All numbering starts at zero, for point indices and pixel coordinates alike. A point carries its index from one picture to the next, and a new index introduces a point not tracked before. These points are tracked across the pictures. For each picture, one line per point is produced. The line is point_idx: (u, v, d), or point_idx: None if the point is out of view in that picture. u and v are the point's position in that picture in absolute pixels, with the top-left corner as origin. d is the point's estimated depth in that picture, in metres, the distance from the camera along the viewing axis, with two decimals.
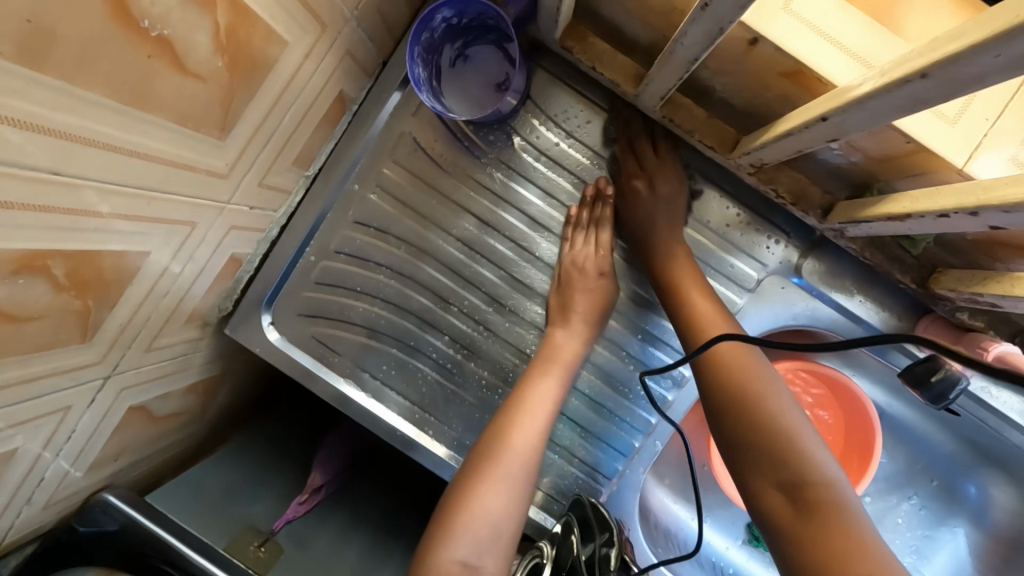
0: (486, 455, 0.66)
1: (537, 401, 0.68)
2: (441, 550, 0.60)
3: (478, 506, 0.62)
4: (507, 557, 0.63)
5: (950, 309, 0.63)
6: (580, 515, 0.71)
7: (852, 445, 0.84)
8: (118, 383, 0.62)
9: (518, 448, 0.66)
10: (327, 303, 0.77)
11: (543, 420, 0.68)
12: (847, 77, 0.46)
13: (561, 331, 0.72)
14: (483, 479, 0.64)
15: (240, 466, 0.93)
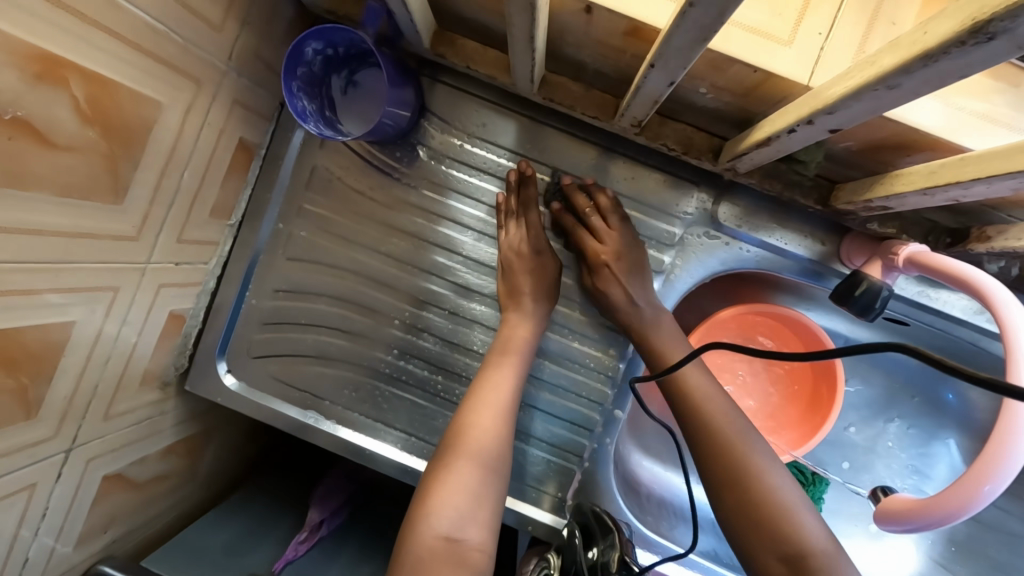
0: (458, 432, 0.66)
1: (495, 379, 0.69)
2: (423, 525, 0.60)
3: (453, 478, 0.63)
4: (490, 528, 0.62)
5: (861, 222, 0.64)
6: (584, 523, 0.70)
7: (821, 375, 0.83)
8: (84, 455, 0.65)
9: (486, 421, 0.66)
10: (278, 342, 0.79)
11: (507, 396, 0.69)
12: (662, 16, 0.48)
13: (515, 314, 0.72)
14: (457, 452, 0.64)
15: (238, 518, 0.95)
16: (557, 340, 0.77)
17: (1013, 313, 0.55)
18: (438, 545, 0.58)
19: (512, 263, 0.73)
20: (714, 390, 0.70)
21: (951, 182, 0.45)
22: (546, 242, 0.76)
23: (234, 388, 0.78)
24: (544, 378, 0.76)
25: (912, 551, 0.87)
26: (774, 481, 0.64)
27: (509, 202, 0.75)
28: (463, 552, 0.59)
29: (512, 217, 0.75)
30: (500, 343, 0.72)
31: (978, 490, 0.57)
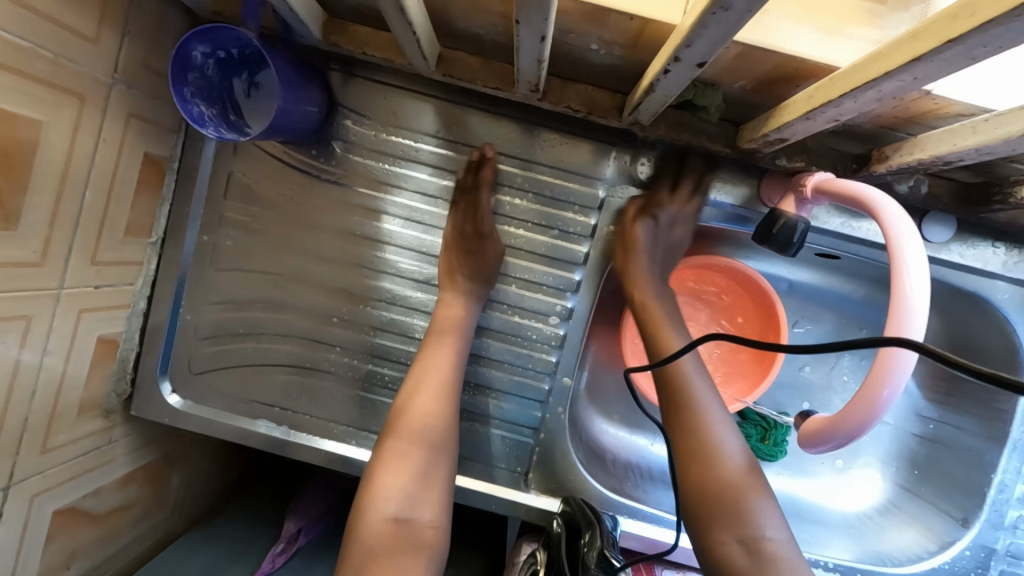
0: (398, 417, 0.66)
1: (435, 359, 0.69)
2: (369, 511, 0.61)
3: (397, 461, 0.63)
4: (442, 504, 0.64)
5: (771, 159, 0.65)
6: (568, 517, 0.71)
7: (766, 320, 0.83)
8: (26, 491, 0.64)
9: (427, 401, 0.67)
10: (221, 355, 0.79)
11: (446, 373, 0.69)
12: None
13: (450, 292, 0.72)
14: (400, 436, 0.64)
15: (212, 539, 0.94)
16: (498, 316, 0.76)
17: (901, 227, 0.50)
18: (387, 528, 0.60)
19: (470, 245, 0.73)
20: (701, 376, 0.69)
21: (825, 102, 0.45)
22: (489, 226, 0.73)
23: (180, 406, 0.77)
24: (490, 357, 0.76)
25: (877, 481, 0.89)
26: (744, 477, 0.64)
27: (467, 180, 0.73)
28: (415, 531, 0.61)
29: (464, 197, 0.73)
30: (436, 325, 0.71)
31: (877, 398, 0.51)
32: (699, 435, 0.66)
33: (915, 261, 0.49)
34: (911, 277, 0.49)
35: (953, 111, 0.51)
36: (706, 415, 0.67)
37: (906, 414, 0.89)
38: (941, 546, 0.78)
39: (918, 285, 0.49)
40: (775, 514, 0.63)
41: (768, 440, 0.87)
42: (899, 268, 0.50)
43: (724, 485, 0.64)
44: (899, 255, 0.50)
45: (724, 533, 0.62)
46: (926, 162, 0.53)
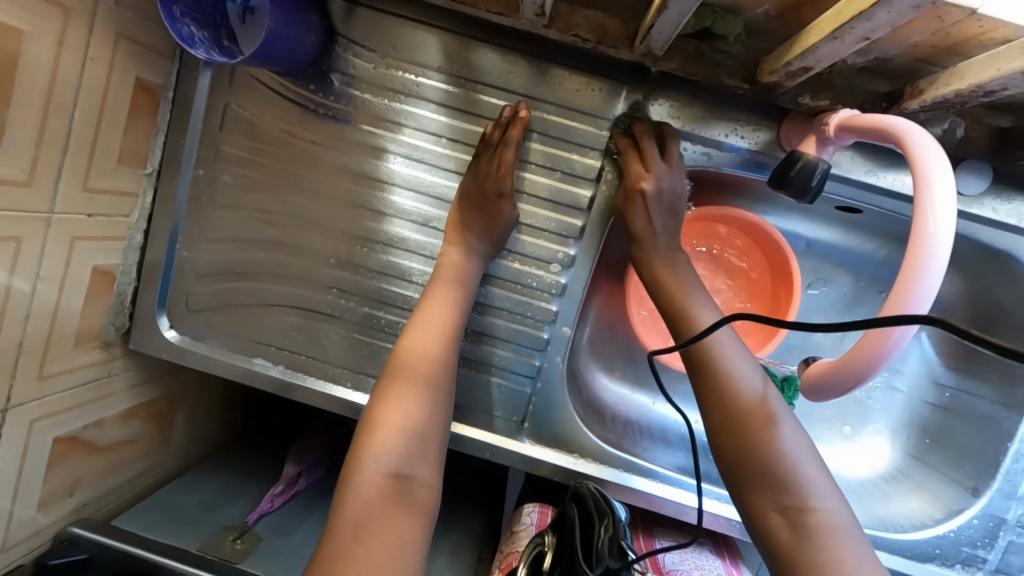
0: (392, 379, 0.65)
1: (432, 310, 0.68)
2: (364, 469, 0.59)
3: (393, 420, 0.62)
4: (437, 464, 0.63)
5: (792, 97, 0.61)
6: (580, 505, 0.70)
7: (778, 276, 0.79)
8: (26, 415, 0.65)
9: (422, 361, 0.65)
10: (217, 293, 0.78)
11: (439, 330, 0.67)
12: None
13: (452, 245, 0.70)
14: (398, 394, 0.63)
15: (214, 478, 0.95)
16: (496, 262, 0.73)
17: (930, 160, 0.46)
18: (385, 483, 0.59)
19: (490, 204, 0.69)
20: (737, 351, 0.63)
21: (855, 14, 0.41)
22: (510, 185, 0.69)
23: (177, 341, 0.77)
24: (488, 303, 0.74)
25: (886, 448, 0.86)
26: (790, 448, 0.58)
27: (494, 133, 0.70)
28: (412, 490, 0.60)
29: (490, 148, 0.70)
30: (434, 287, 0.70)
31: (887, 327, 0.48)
32: (741, 410, 0.60)
33: (942, 193, 0.45)
34: (935, 210, 0.45)
35: (1000, 36, 0.46)
36: (739, 381, 0.61)
37: (921, 379, 0.86)
38: (947, 514, 0.75)
39: (943, 227, 0.45)
40: (826, 483, 0.57)
41: None
42: (923, 200, 0.46)
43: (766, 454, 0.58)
44: (924, 187, 0.46)
45: (769, 506, 0.57)
46: (964, 94, 0.49)
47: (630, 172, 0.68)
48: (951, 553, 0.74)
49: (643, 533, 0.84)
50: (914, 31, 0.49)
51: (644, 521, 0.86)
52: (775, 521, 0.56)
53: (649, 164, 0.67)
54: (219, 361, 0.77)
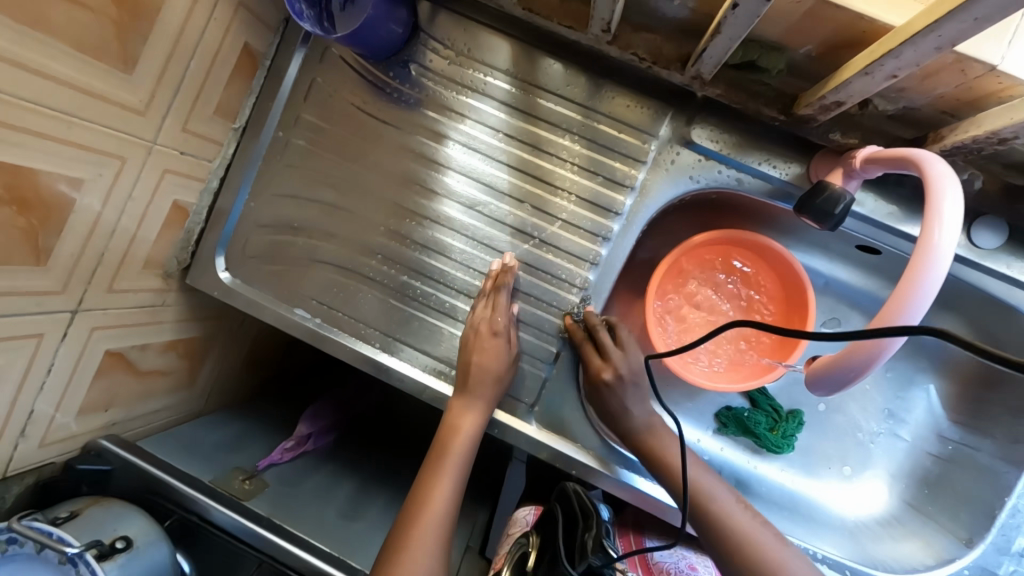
0: (420, 503, 0.71)
1: (462, 428, 0.75)
2: None
3: (421, 540, 0.67)
4: None
5: (823, 133, 0.67)
6: (565, 508, 0.77)
7: (794, 305, 0.84)
8: (91, 321, 0.71)
9: (447, 488, 0.72)
10: (272, 244, 0.85)
11: (465, 454, 0.74)
12: None
13: (459, 401, 0.76)
14: (417, 536, 0.67)
15: (231, 424, 1.00)
16: (530, 251, 0.79)
17: (945, 185, 0.51)
18: None
19: (489, 344, 0.75)
20: (672, 435, 0.76)
21: (883, 52, 0.47)
22: (504, 323, 0.75)
23: (229, 282, 0.84)
24: (518, 287, 0.79)
25: (883, 493, 0.88)
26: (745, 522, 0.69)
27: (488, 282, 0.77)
28: None
29: (487, 296, 0.77)
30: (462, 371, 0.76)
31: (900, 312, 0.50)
32: (697, 502, 0.71)
33: (951, 215, 0.50)
34: (945, 229, 0.50)
35: (1018, 93, 0.52)
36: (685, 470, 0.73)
37: (924, 429, 0.88)
38: (938, 561, 0.76)
39: (948, 242, 0.49)
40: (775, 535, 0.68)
41: (777, 431, 0.88)
42: (933, 219, 0.50)
43: (730, 528, 0.69)
44: (935, 208, 0.50)
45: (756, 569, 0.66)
46: (982, 140, 0.55)
47: (592, 364, 0.75)
48: None
49: (633, 532, 0.88)
50: (941, 82, 0.55)
51: (634, 521, 0.91)
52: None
53: (604, 353, 0.75)
54: (264, 306, 0.83)
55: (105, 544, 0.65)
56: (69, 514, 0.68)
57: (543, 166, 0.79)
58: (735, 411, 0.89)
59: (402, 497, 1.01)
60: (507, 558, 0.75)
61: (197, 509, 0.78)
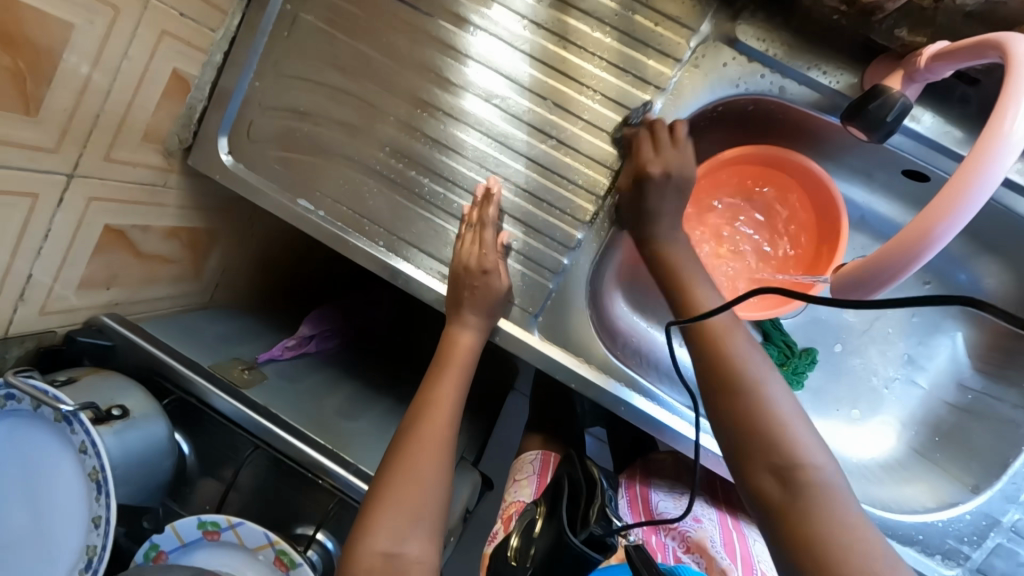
0: (425, 413, 0.72)
1: (462, 343, 0.76)
2: (366, 543, 0.60)
3: (417, 459, 0.67)
4: (433, 540, 0.64)
5: (888, 32, 0.62)
6: (572, 477, 0.70)
7: (823, 235, 0.79)
8: (89, 190, 0.69)
9: (450, 400, 0.74)
10: (277, 130, 0.80)
11: (466, 367, 0.76)
12: None
13: (459, 324, 0.75)
14: (414, 457, 0.68)
15: (234, 321, 1.00)
16: (545, 151, 0.74)
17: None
18: (377, 563, 0.60)
19: (481, 282, 0.72)
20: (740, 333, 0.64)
21: None
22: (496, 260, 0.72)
23: (231, 166, 0.80)
24: (529, 190, 0.74)
25: (890, 438, 0.85)
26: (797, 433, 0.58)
27: (473, 213, 0.74)
28: (403, 566, 0.60)
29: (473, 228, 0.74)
30: (456, 301, 0.74)
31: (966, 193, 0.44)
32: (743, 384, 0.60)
33: None
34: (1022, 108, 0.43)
35: None
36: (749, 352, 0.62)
37: (944, 378, 0.84)
38: (939, 505, 0.74)
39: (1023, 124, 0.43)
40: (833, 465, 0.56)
41: (786, 366, 0.84)
42: (1010, 97, 0.44)
43: (788, 459, 0.56)
44: (1014, 88, 0.44)
45: (797, 504, 0.54)
46: None
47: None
48: (934, 542, 0.72)
49: (639, 484, 0.87)
50: None
51: (642, 473, 0.90)
52: (796, 507, 0.54)
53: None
54: (268, 194, 0.80)
55: (101, 408, 0.66)
56: (67, 379, 0.69)
57: (568, 58, 0.72)
58: None
59: (401, 403, 1.01)
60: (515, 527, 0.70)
61: (195, 391, 0.79)
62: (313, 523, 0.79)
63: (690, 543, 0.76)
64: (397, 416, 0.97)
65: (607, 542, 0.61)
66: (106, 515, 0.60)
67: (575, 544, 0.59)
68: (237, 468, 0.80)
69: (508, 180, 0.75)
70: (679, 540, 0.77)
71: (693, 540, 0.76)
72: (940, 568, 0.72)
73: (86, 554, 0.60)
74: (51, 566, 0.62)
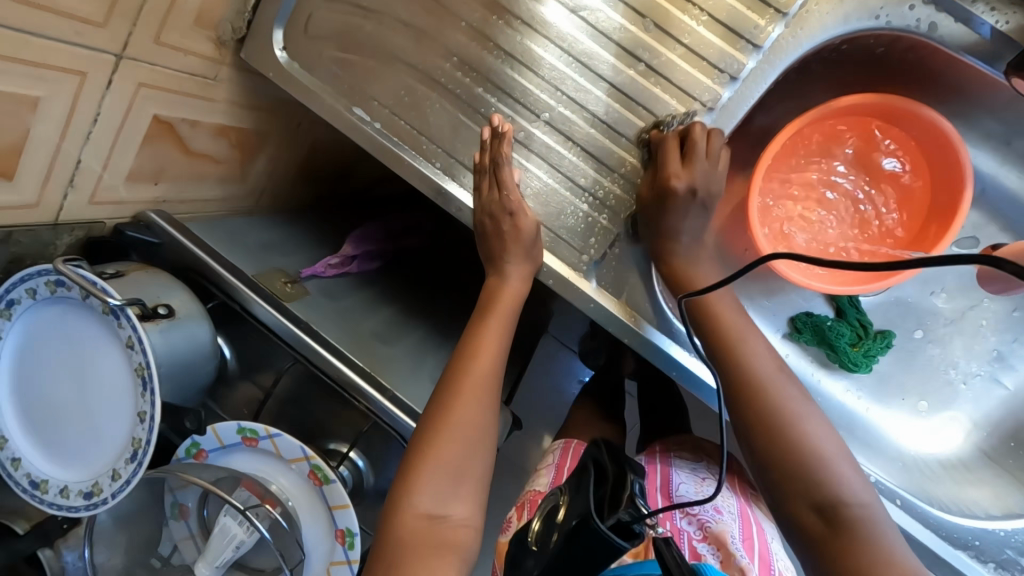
0: (463, 363, 0.67)
1: (508, 291, 0.70)
2: (407, 504, 0.59)
3: (458, 416, 0.63)
4: (475, 503, 0.62)
5: None
6: (596, 459, 0.61)
7: (938, 207, 0.69)
8: (139, 75, 0.65)
9: (491, 351, 0.68)
10: (336, 27, 0.73)
11: (511, 314, 0.70)
12: None
13: (513, 265, 0.69)
14: (455, 415, 0.63)
15: (278, 231, 0.97)
16: (632, 77, 0.65)
17: None
18: (420, 524, 0.58)
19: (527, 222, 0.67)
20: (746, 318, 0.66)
21: None
22: None
23: (285, 63, 0.74)
24: (607, 121, 0.66)
25: (957, 437, 0.79)
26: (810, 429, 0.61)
27: (484, 158, 0.68)
28: (447, 531, 0.58)
29: (489, 173, 0.68)
30: (497, 248, 0.69)
31: None
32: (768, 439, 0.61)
33: None
34: None
35: None
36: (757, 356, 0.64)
37: None
38: (1006, 514, 0.72)
39: None
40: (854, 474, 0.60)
41: (859, 347, 0.78)
42: None
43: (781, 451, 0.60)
44: None
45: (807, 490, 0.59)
46: None
47: (667, 167, 0.64)
48: (990, 551, 0.69)
49: (660, 459, 0.84)
50: None
51: (663, 449, 0.87)
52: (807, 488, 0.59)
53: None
54: (321, 99, 0.74)
55: (148, 306, 0.65)
56: (115, 273, 0.67)
57: None
58: (816, 318, 0.79)
59: (440, 333, 0.98)
60: (539, 512, 0.64)
61: (238, 298, 0.77)
62: (347, 441, 0.79)
63: (709, 534, 0.73)
64: (437, 346, 0.95)
65: (635, 529, 0.53)
66: (150, 411, 0.60)
67: (599, 526, 0.51)
68: (275, 376, 0.80)
69: (584, 108, 0.67)
70: (697, 528, 0.74)
71: (712, 532, 0.73)
72: None
73: (131, 446, 0.61)
74: (98, 452, 0.64)
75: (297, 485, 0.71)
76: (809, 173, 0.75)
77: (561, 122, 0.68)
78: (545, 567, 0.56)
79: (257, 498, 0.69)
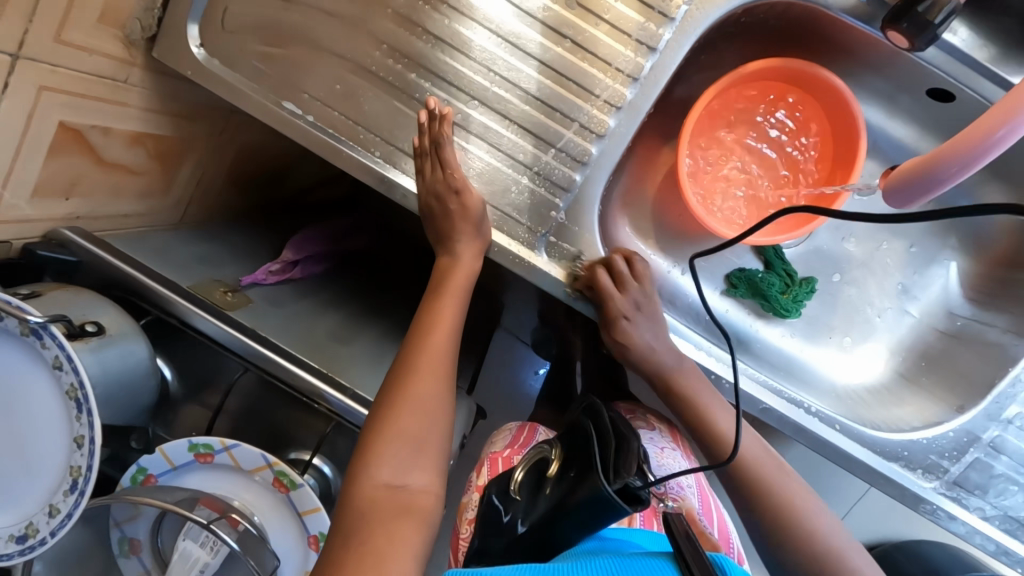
0: (418, 341, 0.66)
1: (460, 268, 0.71)
2: (364, 480, 0.56)
3: (417, 391, 0.62)
4: (436, 473, 0.60)
5: None
6: (596, 424, 0.63)
7: (840, 158, 0.77)
8: (41, 78, 0.60)
9: (447, 324, 0.68)
10: (257, 20, 0.71)
11: (463, 291, 0.71)
12: None
13: (464, 243, 0.70)
14: (412, 389, 0.62)
15: (208, 242, 0.92)
16: (559, 53, 0.68)
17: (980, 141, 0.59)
18: (378, 494, 0.55)
19: (473, 199, 0.68)
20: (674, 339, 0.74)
21: None
22: None
23: (203, 60, 0.71)
24: (539, 96, 0.69)
25: (880, 366, 0.88)
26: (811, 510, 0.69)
27: (423, 141, 0.69)
28: (407, 499, 0.56)
29: (429, 155, 0.69)
30: (445, 228, 0.70)
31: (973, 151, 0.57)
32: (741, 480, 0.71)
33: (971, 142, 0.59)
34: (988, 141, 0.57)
35: None
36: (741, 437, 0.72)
37: (936, 307, 0.87)
38: (926, 424, 0.79)
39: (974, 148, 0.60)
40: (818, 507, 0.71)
41: (788, 294, 0.85)
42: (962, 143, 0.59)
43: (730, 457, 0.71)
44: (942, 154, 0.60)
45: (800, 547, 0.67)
46: None
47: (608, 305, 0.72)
48: (917, 458, 0.76)
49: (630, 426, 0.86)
50: None
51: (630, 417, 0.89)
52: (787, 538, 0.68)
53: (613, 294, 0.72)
54: (246, 94, 0.71)
55: (74, 324, 0.60)
56: (30, 293, 0.62)
57: None
58: (748, 272, 0.85)
59: (396, 330, 0.97)
60: (524, 461, 0.70)
61: (178, 313, 0.73)
62: (310, 447, 0.76)
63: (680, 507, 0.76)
64: (393, 340, 0.93)
65: (642, 495, 0.56)
66: (90, 434, 0.55)
67: (610, 492, 0.53)
68: (227, 391, 0.76)
69: (517, 86, 0.69)
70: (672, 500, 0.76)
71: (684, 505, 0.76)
72: (920, 480, 0.76)
73: (69, 476, 0.56)
74: (30, 489, 0.58)
75: (264, 498, 0.67)
76: (724, 136, 0.82)
77: (495, 101, 0.69)
78: (546, 518, 0.61)
79: (218, 514, 0.64)
